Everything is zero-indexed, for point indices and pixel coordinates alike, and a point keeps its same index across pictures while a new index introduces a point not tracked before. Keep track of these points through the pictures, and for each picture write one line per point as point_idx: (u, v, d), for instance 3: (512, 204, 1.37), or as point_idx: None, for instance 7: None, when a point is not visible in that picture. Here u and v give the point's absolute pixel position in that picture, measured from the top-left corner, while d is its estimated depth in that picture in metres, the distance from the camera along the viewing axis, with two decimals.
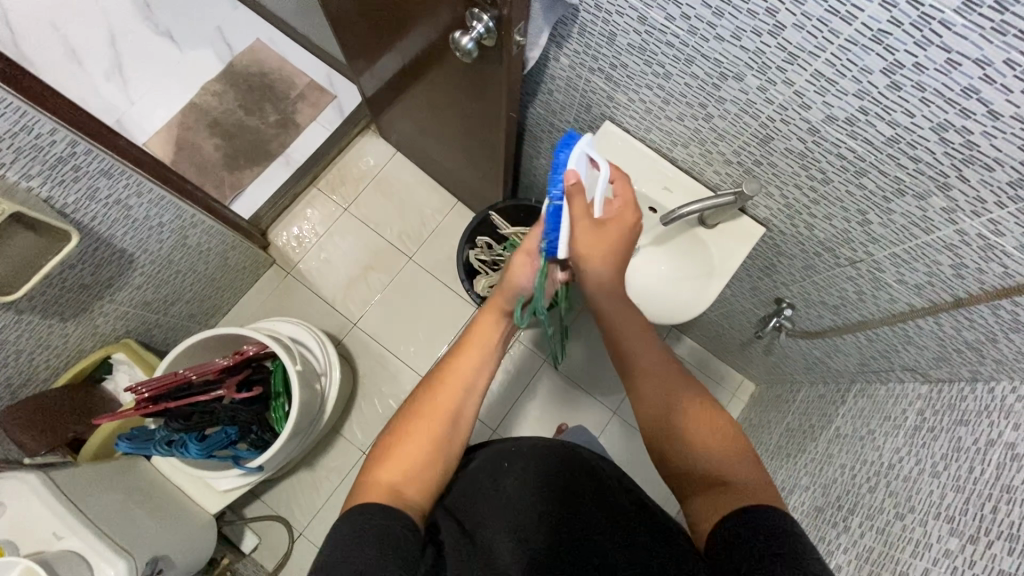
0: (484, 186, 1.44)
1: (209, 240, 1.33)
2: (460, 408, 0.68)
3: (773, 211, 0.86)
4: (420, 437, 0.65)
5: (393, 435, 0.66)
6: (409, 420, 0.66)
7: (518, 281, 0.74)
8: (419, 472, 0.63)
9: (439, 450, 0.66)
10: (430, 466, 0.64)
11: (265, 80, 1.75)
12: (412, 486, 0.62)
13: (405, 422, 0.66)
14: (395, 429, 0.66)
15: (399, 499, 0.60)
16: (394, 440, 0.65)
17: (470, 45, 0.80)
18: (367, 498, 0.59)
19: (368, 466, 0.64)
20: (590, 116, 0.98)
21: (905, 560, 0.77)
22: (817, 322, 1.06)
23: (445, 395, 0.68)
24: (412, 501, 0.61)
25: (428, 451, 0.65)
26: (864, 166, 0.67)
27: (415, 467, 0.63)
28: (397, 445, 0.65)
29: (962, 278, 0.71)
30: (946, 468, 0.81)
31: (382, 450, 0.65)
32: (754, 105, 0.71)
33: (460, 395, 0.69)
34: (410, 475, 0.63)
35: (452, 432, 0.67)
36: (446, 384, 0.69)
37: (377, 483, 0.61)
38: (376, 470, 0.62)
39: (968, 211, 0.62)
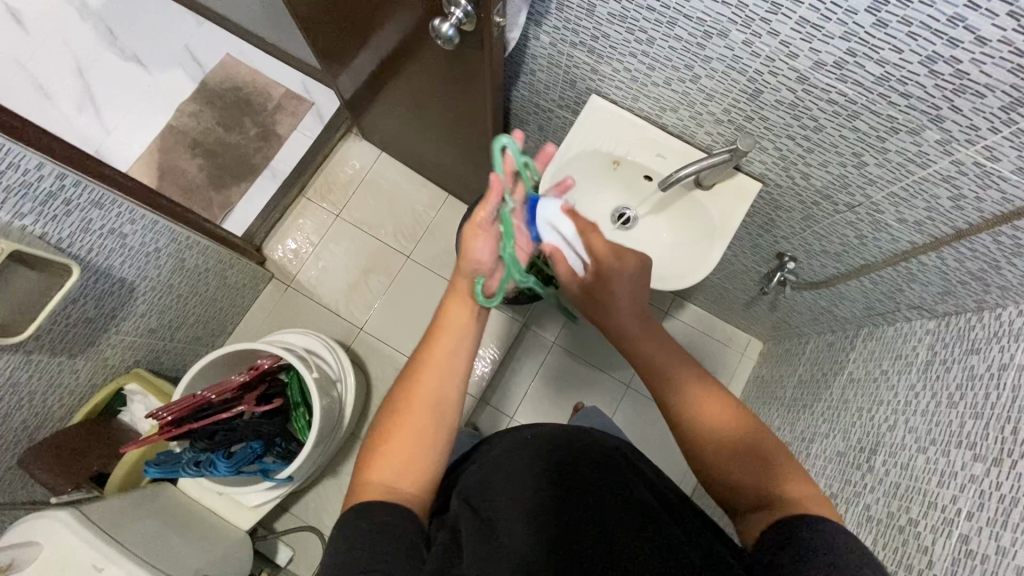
0: (474, 176, 1.44)
1: (206, 261, 1.32)
2: (444, 397, 0.66)
3: (767, 165, 0.87)
4: (408, 433, 0.64)
5: (383, 433, 0.65)
6: (393, 415, 0.65)
7: (475, 256, 0.70)
8: (412, 467, 0.63)
9: (428, 436, 0.64)
10: (424, 459, 0.63)
11: (240, 94, 1.74)
12: (408, 481, 0.62)
13: (390, 418, 0.65)
14: (381, 425, 0.65)
15: (397, 494, 0.61)
16: (381, 437, 0.64)
17: (451, 31, 0.78)
18: (364, 497, 0.60)
19: (360, 464, 0.64)
20: (575, 92, 0.98)
21: (933, 490, 0.80)
22: (820, 271, 1.08)
23: (427, 386, 0.66)
24: (412, 496, 0.61)
25: (418, 446, 0.64)
26: (856, 108, 0.67)
27: (404, 461, 0.63)
28: (388, 442, 0.64)
29: (961, 209, 0.72)
30: (963, 397, 0.84)
31: (371, 448, 0.64)
32: (741, 61, 0.71)
33: (440, 381, 0.67)
34: (402, 467, 0.62)
35: (439, 422, 0.65)
36: (426, 371, 0.67)
37: (370, 482, 0.61)
38: (368, 468, 0.62)
39: (962, 140, 0.63)
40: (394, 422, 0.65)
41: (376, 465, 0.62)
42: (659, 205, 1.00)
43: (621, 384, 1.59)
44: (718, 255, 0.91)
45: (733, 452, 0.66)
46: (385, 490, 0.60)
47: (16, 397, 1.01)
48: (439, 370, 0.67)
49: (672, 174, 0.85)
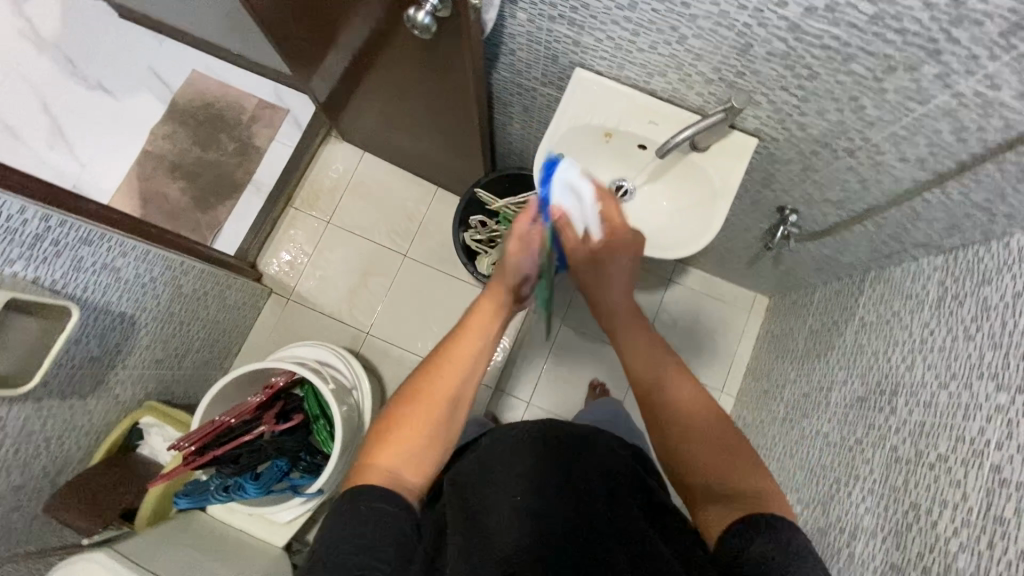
0: (462, 165, 1.42)
1: (203, 284, 1.30)
2: (461, 396, 0.68)
3: (763, 119, 0.85)
4: (422, 425, 0.65)
5: (397, 413, 0.65)
6: (409, 404, 0.66)
7: (520, 263, 0.71)
8: (422, 459, 0.64)
9: (439, 433, 0.66)
10: (434, 458, 0.64)
11: (212, 110, 1.69)
12: (416, 473, 0.63)
13: (405, 408, 0.66)
14: (395, 411, 0.66)
15: (402, 483, 0.61)
16: (394, 424, 0.65)
17: (427, 18, 0.74)
18: (369, 480, 0.60)
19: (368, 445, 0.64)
20: (558, 67, 0.96)
21: (959, 424, 0.80)
22: (824, 220, 1.07)
23: (447, 377, 0.67)
24: (413, 490, 0.62)
25: (429, 440, 0.65)
26: (851, 52, 0.66)
27: (413, 453, 0.63)
28: (401, 424, 0.64)
29: (964, 141, 0.71)
30: (979, 329, 0.84)
31: (381, 432, 0.65)
32: (728, 15, 0.69)
33: (459, 379, 0.68)
34: (409, 459, 0.63)
35: (451, 420, 0.67)
36: (449, 367, 0.68)
37: (377, 467, 0.61)
38: (376, 453, 0.63)
39: (962, 71, 0.62)
40: (409, 404, 0.66)
41: (387, 447, 0.63)
42: (656, 173, 0.99)
43: None
44: (721, 219, 0.89)
45: (714, 468, 0.66)
46: (393, 476, 0.61)
47: (32, 446, 1.00)
48: (462, 363, 0.69)
49: (669, 140, 0.83)
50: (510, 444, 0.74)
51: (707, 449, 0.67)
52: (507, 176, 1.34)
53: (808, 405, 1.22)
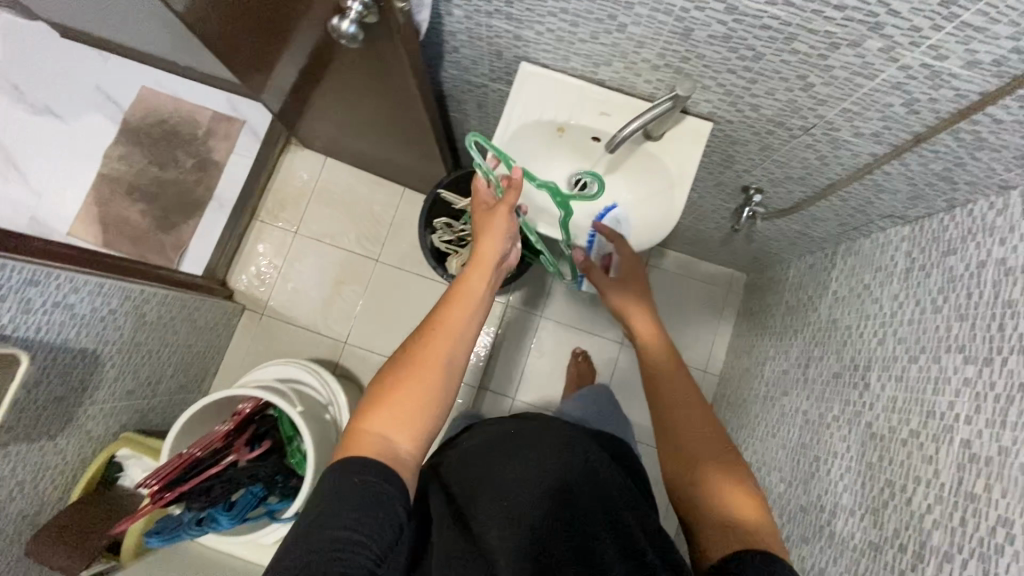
0: (423, 166, 1.39)
1: (168, 309, 1.27)
2: (450, 362, 0.69)
3: (714, 103, 0.83)
4: (415, 391, 0.66)
5: (388, 385, 0.67)
6: (402, 370, 0.67)
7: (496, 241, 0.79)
8: (412, 427, 0.64)
9: (431, 399, 0.66)
10: (424, 424, 0.65)
11: (164, 125, 1.64)
12: (407, 442, 0.64)
13: (399, 374, 0.67)
14: (387, 377, 0.67)
15: (391, 450, 0.63)
16: (387, 390, 0.66)
17: (353, 27, 0.70)
18: (356, 450, 0.61)
19: (359, 411, 0.66)
20: (503, 63, 0.93)
21: (928, 398, 0.80)
22: (789, 197, 1.05)
23: (434, 348, 0.69)
24: (403, 459, 0.63)
25: (422, 407, 0.66)
26: (792, 30, 0.63)
27: (406, 420, 0.65)
28: (391, 395, 0.66)
29: (917, 112, 0.69)
30: (945, 300, 0.83)
31: (374, 398, 0.66)
32: (664, 0, 0.66)
33: (452, 346, 0.69)
34: (403, 427, 0.64)
35: (442, 389, 0.67)
36: (441, 332, 0.70)
37: (368, 435, 0.63)
38: (367, 421, 0.64)
39: (906, 44, 0.59)
40: (399, 376, 0.67)
41: (378, 418, 0.64)
42: (613, 164, 0.95)
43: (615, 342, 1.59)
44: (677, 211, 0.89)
45: (716, 491, 0.66)
46: (384, 446, 0.63)
47: (1, 493, 0.97)
48: (446, 332, 0.70)
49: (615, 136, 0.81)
50: (504, 443, 0.78)
51: (710, 468, 0.69)
52: (470, 174, 1.31)
53: (787, 382, 1.21)
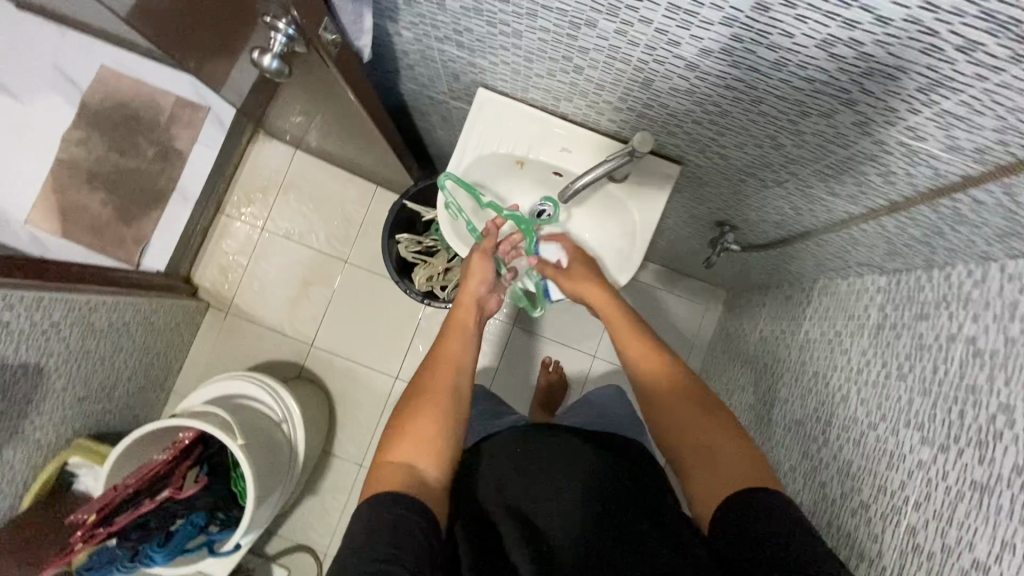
0: (391, 172, 1.32)
1: (121, 315, 1.23)
2: (457, 387, 0.77)
3: (682, 147, 0.77)
4: (428, 418, 0.72)
5: (403, 417, 0.73)
6: (412, 404, 0.74)
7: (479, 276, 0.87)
8: (432, 451, 0.70)
9: (444, 423, 0.73)
10: (443, 448, 0.71)
11: (125, 108, 1.52)
12: (430, 468, 0.69)
13: (411, 409, 0.74)
14: (400, 415, 0.74)
15: (415, 477, 0.67)
16: (401, 425, 0.72)
17: (276, 64, 0.63)
18: (383, 485, 0.65)
19: (381, 451, 0.70)
20: (461, 85, 0.86)
21: (882, 473, 0.78)
22: (763, 236, 1.00)
23: (440, 376, 0.77)
24: (429, 483, 0.68)
25: (437, 432, 0.72)
26: (758, 94, 0.56)
27: (424, 445, 0.70)
28: (406, 429, 0.72)
29: (893, 184, 0.63)
30: (912, 370, 0.79)
31: (392, 434, 0.72)
32: (620, 50, 0.59)
33: (454, 372, 0.78)
34: (421, 451, 0.70)
35: (454, 410, 0.74)
36: (441, 364, 0.79)
37: (391, 466, 0.68)
38: (389, 454, 0.69)
39: (881, 121, 0.53)
40: (413, 409, 0.73)
41: (398, 450, 0.69)
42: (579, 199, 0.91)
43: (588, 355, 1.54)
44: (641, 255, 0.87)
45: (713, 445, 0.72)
46: (409, 474, 0.67)
47: None
48: (447, 364, 0.79)
49: (570, 185, 0.77)
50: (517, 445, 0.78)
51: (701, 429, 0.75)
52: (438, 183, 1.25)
53: (753, 418, 1.19)
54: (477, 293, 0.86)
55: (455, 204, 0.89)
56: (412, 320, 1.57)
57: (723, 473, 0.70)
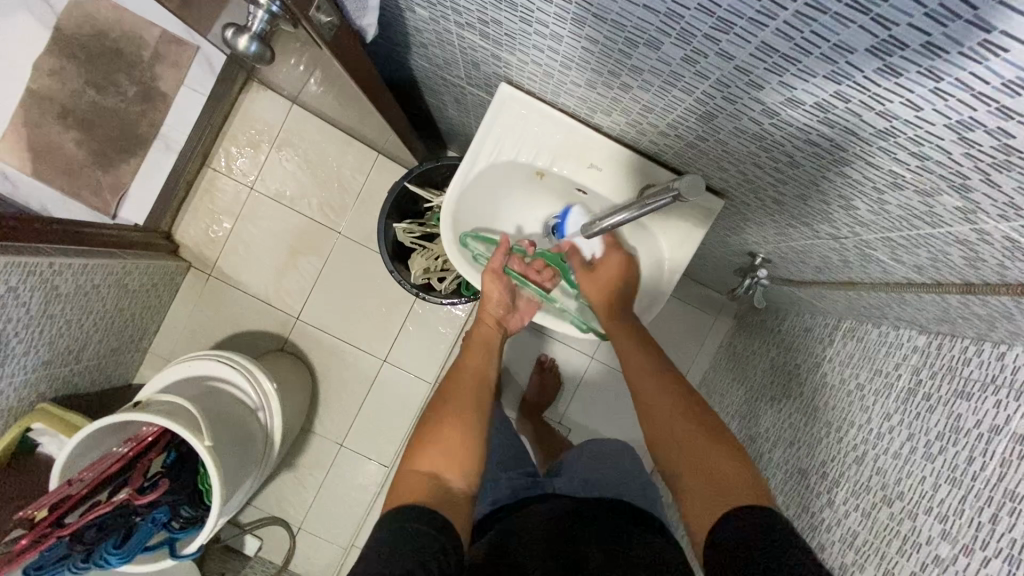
0: (394, 146, 1.20)
1: (87, 278, 1.14)
2: (478, 400, 0.78)
3: (731, 182, 0.68)
4: (455, 425, 0.73)
5: (428, 427, 0.72)
6: (440, 412, 0.75)
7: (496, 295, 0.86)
8: (457, 460, 0.69)
9: (469, 433, 0.73)
10: (470, 459, 0.70)
11: (104, 39, 1.22)
12: (455, 476, 0.68)
13: (438, 417, 0.74)
14: (428, 422, 0.74)
15: (446, 484, 0.66)
16: (428, 431, 0.72)
17: (256, 48, 0.54)
18: (414, 492, 0.63)
19: (409, 455, 0.70)
20: (481, 74, 0.75)
21: (892, 557, 0.73)
22: (797, 272, 0.90)
23: (464, 388, 0.79)
24: (458, 490, 0.66)
25: (462, 441, 0.71)
26: (845, 155, 0.46)
27: (452, 453, 0.69)
28: (435, 434, 0.71)
29: (976, 268, 0.53)
30: (942, 452, 0.72)
31: (420, 440, 0.71)
32: (682, 79, 0.48)
33: (476, 383, 0.81)
34: (449, 460, 0.69)
35: (476, 422, 0.74)
36: (465, 376, 0.81)
37: (419, 472, 0.67)
38: (418, 460, 0.68)
39: (992, 214, 0.42)
40: (438, 419, 0.73)
41: (423, 458, 0.68)
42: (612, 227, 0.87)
43: (587, 356, 1.47)
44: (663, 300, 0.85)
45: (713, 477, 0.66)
46: (434, 481, 0.66)
47: None
48: (471, 378, 0.81)
49: (599, 221, 0.73)
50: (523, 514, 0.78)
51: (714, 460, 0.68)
52: (444, 166, 1.14)
53: (753, 451, 1.14)
54: (496, 317, 0.89)
55: (483, 256, 0.88)
56: (406, 302, 1.48)
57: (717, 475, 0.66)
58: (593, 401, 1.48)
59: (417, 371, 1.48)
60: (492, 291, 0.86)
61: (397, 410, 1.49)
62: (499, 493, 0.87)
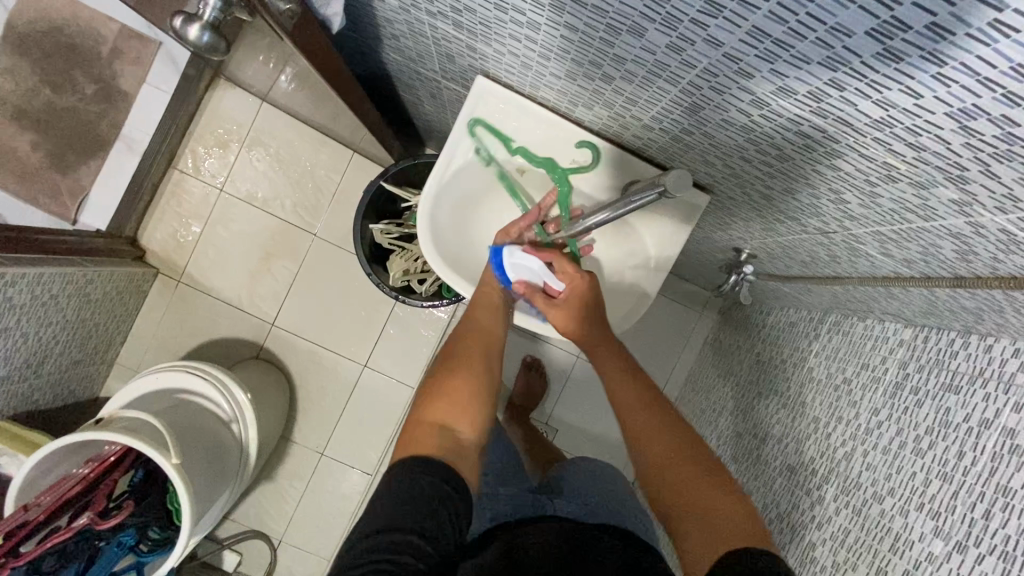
0: (368, 144, 1.15)
1: (46, 288, 1.07)
2: (489, 359, 0.75)
3: (717, 177, 0.67)
4: (468, 380, 0.70)
5: (436, 381, 0.69)
6: (451, 366, 0.71)
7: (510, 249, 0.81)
8: (469, 413, 0.67)
9: (481, 391, 0.70)
10: (479, 412, 0.69)
11: (58, 34, 1.14)
12: (466, 430, 0.66)
13: (450, 371, 0.70)
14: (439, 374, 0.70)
15: (456, 437, 0.65)
16: (441, 383, 0.69)
17: (209, 38, 0.49)
18: (424, 445, 0.61)
19: (419, 402, 0.67)
20: (457, 67, 0.72)
21: (884, 555, 0.71)
22: (783, 268, 0.89)
23: (473, 346, 0.75)
24: (467, 446, 0.65)
25: (474, 398, 0.69)
26: (837, 147, 0.45)
27: (464, 406, 0.67)
28: (446, 388, 0.68)
29: (967, 261, 0.52)
30: (932, 447, 0.71)
31: (431, 390, 0.68)
32: (668, 68, 0.46)
33: (484, 344, 0.76)
34: (460, 414, 0.67)
35: (486, 382, 0.72)
36: (472, 334, 0.76)
37: (430, 420, 0.65)
38: (428, 408, 0.66)
39: (989, 206, 0.40)
40: (447, 373, 0.70)
41: (435, 407, 0.66)
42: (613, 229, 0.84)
43: (572, 355, 1.45)
44: (649, 301, 0.83)
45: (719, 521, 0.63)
46: (446, 434, 0.64)
47: None
48: (482, 338, 0.76)
49: (584, 220, 0.69)
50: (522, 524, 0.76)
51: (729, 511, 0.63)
52: (421, 164, 1.10)
53: (741, 448, 1.13)
54: (503, 280, 0.80)
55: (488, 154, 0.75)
56: (386, 304, 1.44)
57: (708, 512, 0.64)
58: (580, 401, 1.46)
59: (400, 374, 1.45)
60: (509, 247, 0.81)
61: (380, 415, 1.45)
62: (490, 501, 0.84)
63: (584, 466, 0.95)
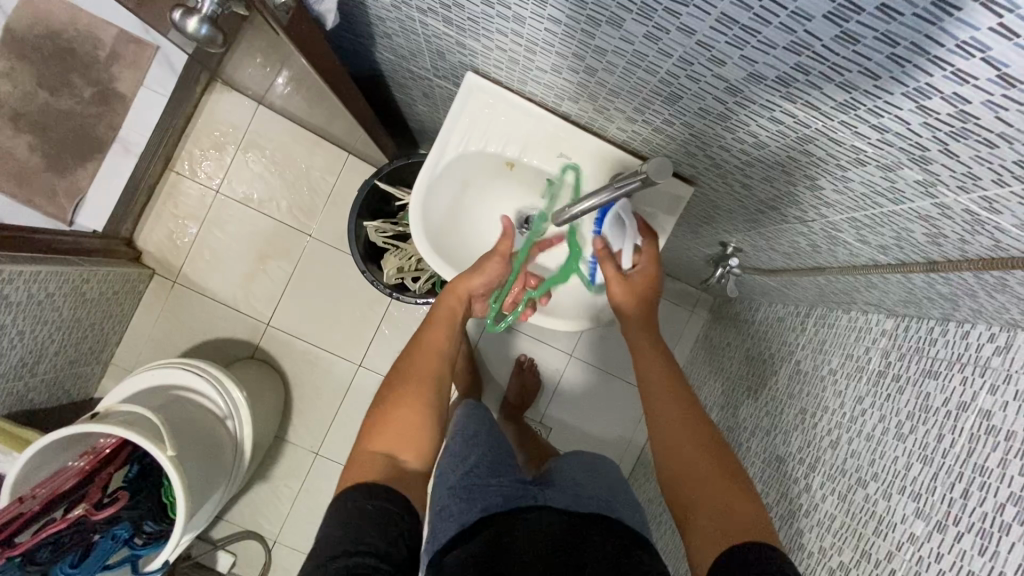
0: (362, 146, 1.17)
1: (43, 287, 1.08)
2: (438, 380, 0.74)
3: (699, 168, 0.69)
4: (412, 404, 0.69)
5: (382, 407, 0.69)
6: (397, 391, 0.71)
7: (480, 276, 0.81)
8: (414, 440, 0.67)
9: (428, 415, 0.70)
10: (427, 438, 0.68)
11: (57, 39, 1.16)
12: (411, 458, 0.66)
13: (394, 398, 0.70)
14: (385, 399, 0.70)
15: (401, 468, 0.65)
16: (385, 411, 0.69)
17: (207, 30, 0.51)
18: (366, 476, 0.62)
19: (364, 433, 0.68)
20: (447, 64, 0.74)
21: (869, 538, 0.73)
22: (768, 261, 0.91)
23: (421, 367, 0.74)
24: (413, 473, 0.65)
25: (420, 422, 0.69)
26: (808, 133, 0.47)
27: (409, 434, 0.67)
28: (392, 416, 0.68)
29: (938, 244, 0.53)
30: (913, 432, 0.72)
31: (376, 421, 0.68)
32: (646, 58, 0.48)
33: (434, 364, 0.75)
34: (405, 442, 0.67)
35: (432, 403, 0.71)
36: (422, 352, 0.76)
37: (373, 453, 0.65)
38: (373, 438, 0.66)
39: (952, 185, 0.42)
40: (393, 397, 0.70)
41: (380, 437, 0.66)
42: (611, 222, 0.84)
43: (565, 353, 1.46)
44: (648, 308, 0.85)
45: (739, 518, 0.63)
46: (389, 462, 0.65)
47: None
48: (429, 358, 0.75)
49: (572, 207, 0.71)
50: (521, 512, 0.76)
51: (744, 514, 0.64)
52: (414, 164, 1.12)
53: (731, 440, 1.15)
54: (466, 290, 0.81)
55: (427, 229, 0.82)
56: (380, 304, 1.45)
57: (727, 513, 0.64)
58: (573, 400, 1.47)
59: None
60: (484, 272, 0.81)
61: None
62: None
63: (576, 460, 0.96)
